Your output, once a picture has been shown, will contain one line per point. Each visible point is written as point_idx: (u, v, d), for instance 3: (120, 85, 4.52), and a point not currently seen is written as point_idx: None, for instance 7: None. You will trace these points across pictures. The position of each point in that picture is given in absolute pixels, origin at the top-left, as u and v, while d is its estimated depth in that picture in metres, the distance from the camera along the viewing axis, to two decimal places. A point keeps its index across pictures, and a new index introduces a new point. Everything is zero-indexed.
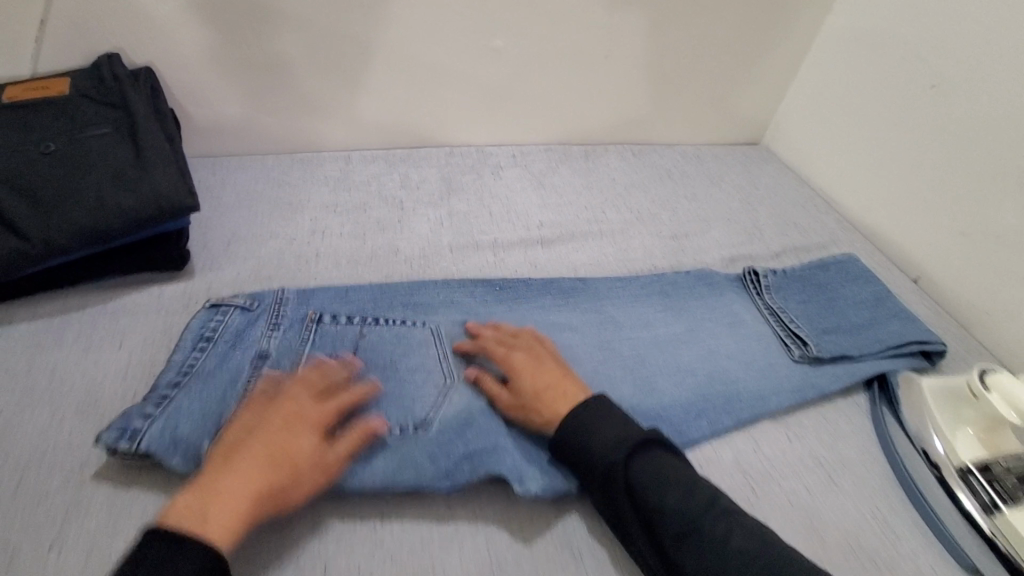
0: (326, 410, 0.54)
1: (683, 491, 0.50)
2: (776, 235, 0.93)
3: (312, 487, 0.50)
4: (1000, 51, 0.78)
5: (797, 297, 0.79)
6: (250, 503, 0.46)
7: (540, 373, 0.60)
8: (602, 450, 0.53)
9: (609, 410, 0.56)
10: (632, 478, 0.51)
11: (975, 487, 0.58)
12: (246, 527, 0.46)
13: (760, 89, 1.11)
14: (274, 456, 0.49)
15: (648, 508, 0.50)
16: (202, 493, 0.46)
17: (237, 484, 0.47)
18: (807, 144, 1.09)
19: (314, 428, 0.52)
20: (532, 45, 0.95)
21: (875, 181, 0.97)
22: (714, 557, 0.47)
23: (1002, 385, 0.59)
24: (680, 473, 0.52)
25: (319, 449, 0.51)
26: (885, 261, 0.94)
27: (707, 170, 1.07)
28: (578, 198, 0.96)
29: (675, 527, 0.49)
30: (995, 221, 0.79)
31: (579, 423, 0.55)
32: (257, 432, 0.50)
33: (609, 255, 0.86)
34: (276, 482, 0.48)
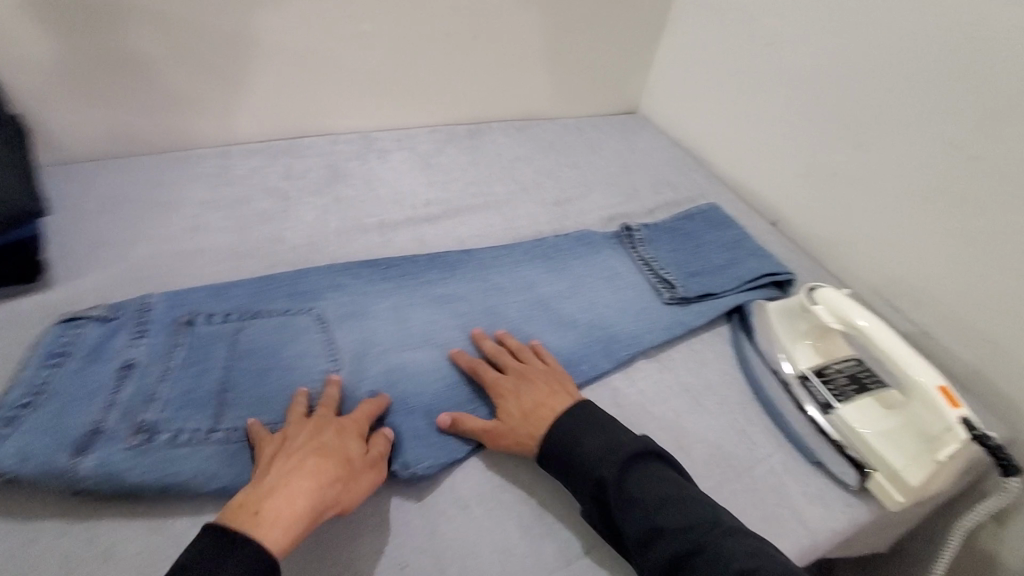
0: (353, 419, 0.55)
1: (681, 510, 0.52)
2: (651, 195, 1.01)
3: (367, 486, 0.52)
4: (818, 9, 0.86)
5: (667, 247, 0.88)
6: (311, 497, 0.47)
7: (528, 394, 0.61)
8: (592, 462, 0.55)
9: (598, 424, 0.58)
10: (625, 495, 0.53)
11: (813, 391, 0.64)
12: (306, 527, 0.46)
13: (630, 60, 1.18)
14: (324, 452, 0.51)
15: (645, 523, 0.51)
16: (255, 496, 0.47)
17: (288, 481, 0.48)
18: (676, 108, 1.18)
19: (354, 433, 0.54)
20: (403, 27, 0.95)
21: (734, 136, 1.06)
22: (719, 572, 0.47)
23: (825, 299, 0.65)
24: (676, 491, 0.53)
25: (364, 452, 0.53)
26: (748, 208, 1.04)
27: (589, 141, 1.14)
28: (465, 175, 0.99)
29: (677, 546, 0.50)
30: (828, 160, 0.89)
31: (568, 437, 0.57)
32: (297, 440, 0.52)
33: (496, 225, 0.89)
34: (334, 480, 0.50)
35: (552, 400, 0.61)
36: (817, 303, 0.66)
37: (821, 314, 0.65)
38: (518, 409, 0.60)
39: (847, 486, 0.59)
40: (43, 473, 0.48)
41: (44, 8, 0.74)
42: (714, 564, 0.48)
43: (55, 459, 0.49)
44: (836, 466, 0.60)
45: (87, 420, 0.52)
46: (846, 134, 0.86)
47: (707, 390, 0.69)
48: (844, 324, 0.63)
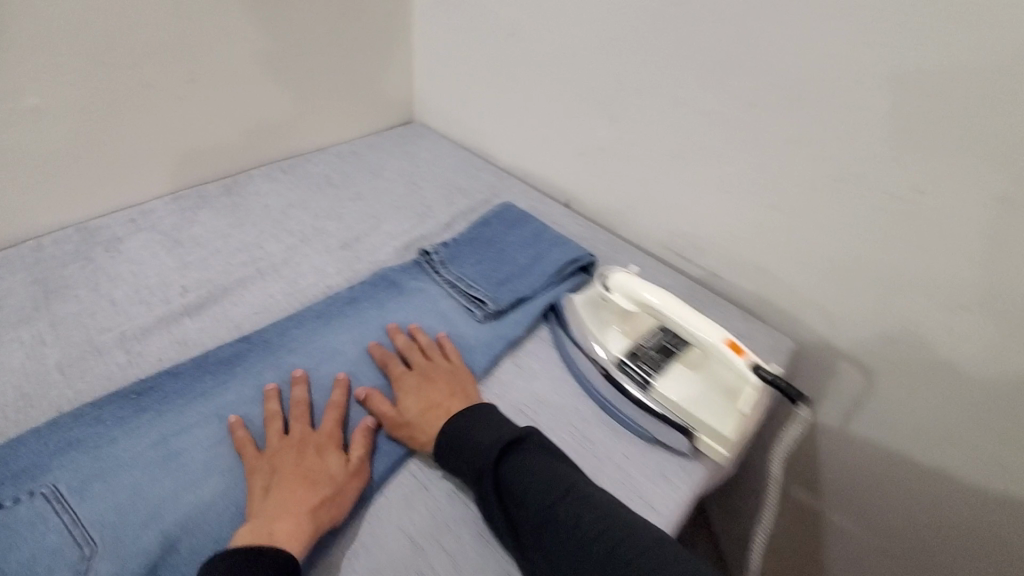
0: (331, 430, 0.59)
1: (547, 477, 0.55)
2: (443, 208, 0.96)
3: (353, 496, 0.55)
4: None
5: (471, 259, 0.83)
6: (309, 515, 0.51)
7: (427, 393, 0.63)
8: (470, 451, 0.57)
9: (487, 413, 0.60)
10: (506, 476, 0.55)
11: (631, 373, 0.65)
12: (309, 539, 0.50)
13: (386, 71, 1.11)
14: (309, 477, 0.54)
15: (514, 503, 0.54)
16: (258, 520, 0.51)
17: (284, 506, 0.51)
18: (448, 110, 1.14)
19: (333, 447, 0.58)
20: (93, 94, 0.76)
21: (508, 129, 1.05)
22: (570, 534, 0.50)
23: (620, 284, 0.66)
24: (541, 467, 0.56)
25: (345, 461, 0.57)
26: (540, 195, 1.04)
27: (367, 165, 1.05)
28: (227, 242, 0.84)
29: (540, 515, 0.52)
30: (594, 136, 0.92)
31: (459, 430, 0.58)
32: (285, 466, 0.55)
33: (278, 292, 0.77)
34: (322, 496, 0.53)
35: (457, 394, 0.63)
36: (613, 289, 0.67)
37: (618, 299, 0.67)
38: (419, 396, 0.63)
39: (681, 452, 0.62)
40: None
41: None
42: (568, 527, 0.51)
43: None
44: (668, 437, 0.62)
45: None
46: (602, 108, 0.88)
47: (538, 405, 0.66)
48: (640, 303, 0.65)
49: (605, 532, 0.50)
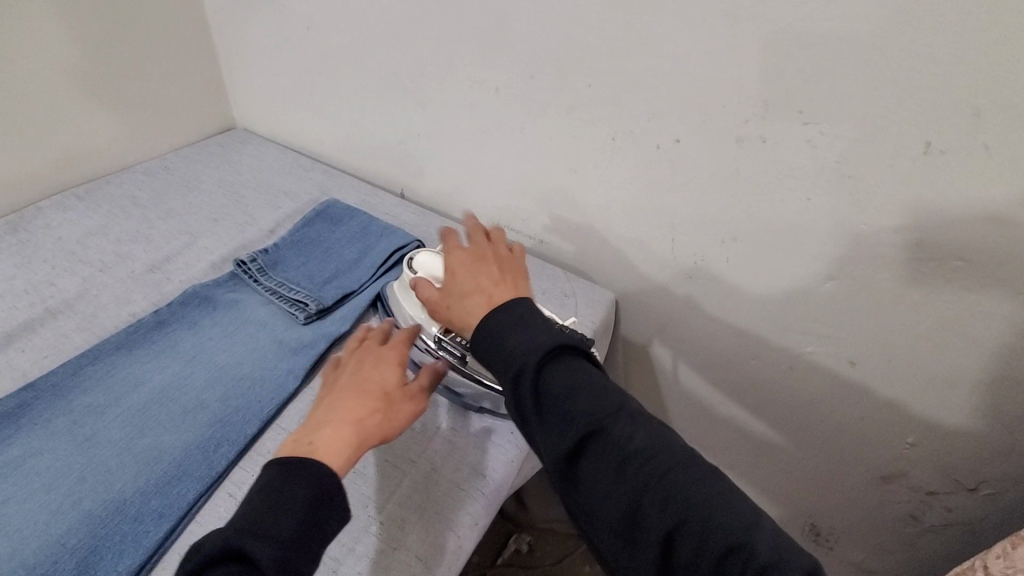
0: (398, 348, 0.59)
1: (601, 395, 0.48)
2: (267, 214, 0.93)
3: (402, 419, 0.55)
4: None
5: (294, 263, 0.82)
6: (353, 430, 0.51)
7: (473, 274, 0.59)
8: (514, 355, 0.49)
9: (531, 319, 0.52)
10: (551, 385, 0.48)
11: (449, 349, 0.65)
12: (350, 458, 0.51)
13: (188, 78, 1.05)
14: (364, 390, 0.55)
15: (558, 411, 0.47)
16: (304, 435, 0.52)
17: (332, 419, 0.52)
18: (267, 112, 1.09)
19: (395, 363, 0.58)
20: None
21: (329, 125, 1.03)
22: (617, 458, 0.46)
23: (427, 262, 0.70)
24: (595, 381, 0.49)
25: (401, 380, 0.57)
26: (373, 187, 1.03)
27: (181, 179, 0.99)
28: (10, 284, 0.76)
29: (587, 431, 0.46)
30: (408, 123, 0.92)
31: (495, 334, 0.51)
32: (345, 378, 0.56)
33: (74, 329, 0.71)
34: (368, 417, 0.53)
35: (492, 297, 0.56)
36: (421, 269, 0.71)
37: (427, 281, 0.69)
38: (459, 298, 0.57)
39: None
40: None
41: None
42: (617, 449, 0.46)
43: None
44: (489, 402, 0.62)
45: None
46: (405, 93, 0.89)
47: None
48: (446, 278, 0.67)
49: (652, 462, 0.45)
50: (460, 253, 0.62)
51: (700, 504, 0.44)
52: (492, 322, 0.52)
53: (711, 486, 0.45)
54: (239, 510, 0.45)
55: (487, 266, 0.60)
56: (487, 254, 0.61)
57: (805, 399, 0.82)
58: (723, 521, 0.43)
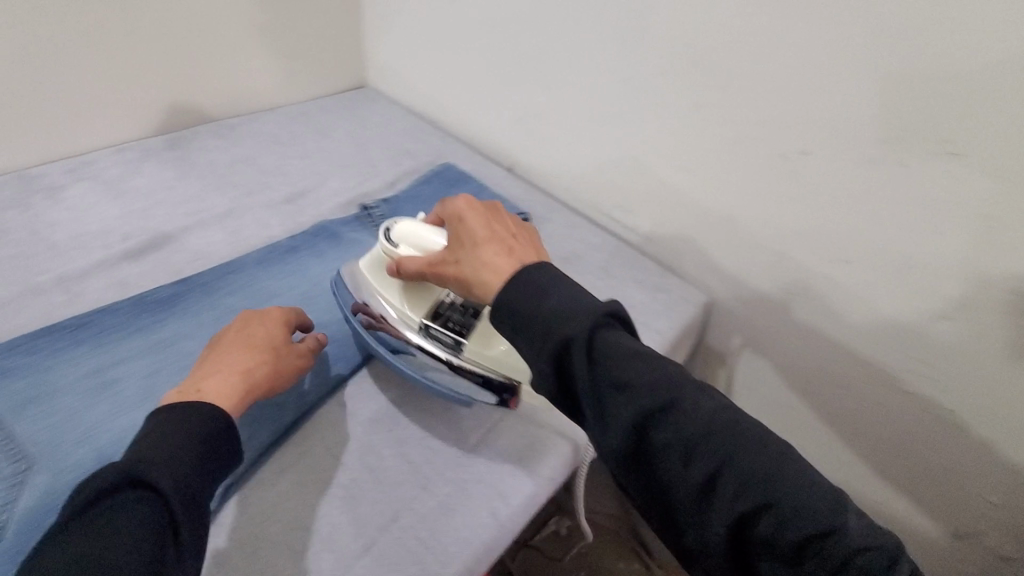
0: (280, 314, 0.62)
1: (657, 367, 0.44)
2: (388, 168, 1.00)
3: (288, 373, 0.58)
4: None
5: (409, 215, 0.89)
6: (239, 378, 0.54)
7: (491, 228, 0.56)
8: (556, 319, 0.46)
9: (554, 278, 0.49)
10: (604, 354, 0.44)
11: (438, 337, 0.64)
12: (240, 402, 0.53)
13: (335, 36, 1.13)
14: (251, 345, 0.57)
15: (613, 384, 0.44)
16: (191, 384, 0.53)
17: (219, 371, 0.54)
18: (397, 75, 1.16)
19: (279, 326, 0.61)
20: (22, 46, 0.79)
21: (454, 94, 1.08)
22: (685, 437, 0.42)
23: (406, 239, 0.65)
24: (647, 352, 0.45)
25: (285, 341, 0.60)
26: (483, 159, 1.08)
27: (314, 125, 1.07)
28: (170, 193, 0.86)
29: (652, 407, 0.43)
30: (532, 102, 0.96)
31: (528, 296, 0.48)
32: (229, 339, 0.58)
33: (220, 241, 0.80)
34: (258, 367, 0.56)
35: (507, 250, 0.54)
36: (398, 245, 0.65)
37: (406, 250, 0.64)
38: (471, 250, 0.55)
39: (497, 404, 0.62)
40: None
41: None
42: (686, 429, 0.42)
43: None
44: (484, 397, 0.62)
45: None
46: (533, 73, 0.93)
47: None
48: (432, 251, 0.62)
49: (721, 439, 0.42)
50: (464, 202, 0.59)
51: (779, 482, 0.41)
52: (520, 278, 0.49)
53: (786, 461, 0.42)
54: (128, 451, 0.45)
55: (496, 219, 0.58)
56: (493, 209, 0.59)
57: (882, 435, 0.81)
58: (810, 503, 0.40)
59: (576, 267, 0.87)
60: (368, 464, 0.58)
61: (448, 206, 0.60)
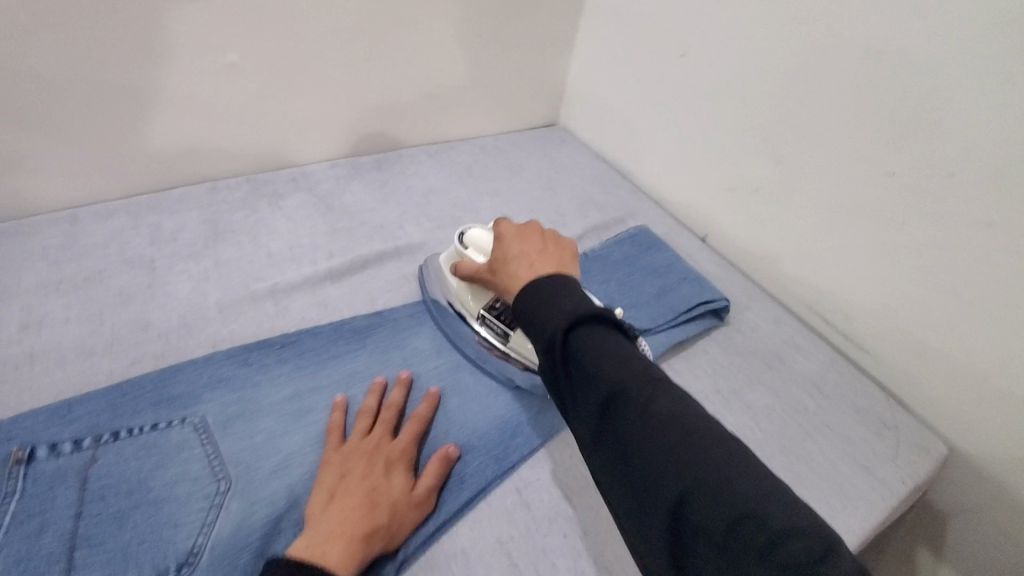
0: (405, 446, 0.57)
1: (629, 362, 0.46)
2: (577, 219, 0.95)
3: (411, 523, 0.52)
4: (733, 15, 0.80)
5: (599, 278, 0.83)
6: (364, 538, 0.48)
7: (524, 246, 0.61)
8: (551, 317, 0.49)
9: (565, 287, 0.52)
10: (579, 349, 0.47)
11: (492, 327, 0.68)
12: (362, 561, 0.48)
13: (545, 73, 1.10)
14: (375, 491, 0.52)
15: (583, 375, 0.46)
16: (316, 532, 0.48)
17: (342, 523, 0.49)
18: (596, 119, 1.11)
19: (402, 466, 0.55)
20: (279, 62, 0.82)
21: (657, 149, 1.00)
22: (640, 420, 0.44)
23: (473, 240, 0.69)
24: (621, 348, 0.48)
25: (409, 487, 0.54)
26: (675, 223, 1.00)
27: (507, 161, 1.05)
28: (372, 216, 0.88)
29: (610, 395, 0.45)
30: (754, 176, 0.85)
31: (534, 297, 0.51)
32: (354, 471, 0.53)
33: (412, 275, 0.80)
34: (381, 522, 0.50)
35: (531, 264, 0.58)
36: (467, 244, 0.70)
37: (472, 254, 0.69)
38: (505, 267, 0.60)
39: None
40: None
41: None
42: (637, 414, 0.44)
43: None
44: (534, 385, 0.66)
45: None
46: (765, 147, 0.82)
47: None
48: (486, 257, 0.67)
49: (674, 430, 0.43)
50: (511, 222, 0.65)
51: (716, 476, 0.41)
52: (527, 289, 0.53)
53: (733, 457, 0.42)
54: None
55: (534, 236, 0.62)
56: (536, 226, 0.64)
57: None
58: (741, 490, 0.40)
59: (778, 375, 0.75)
60: None
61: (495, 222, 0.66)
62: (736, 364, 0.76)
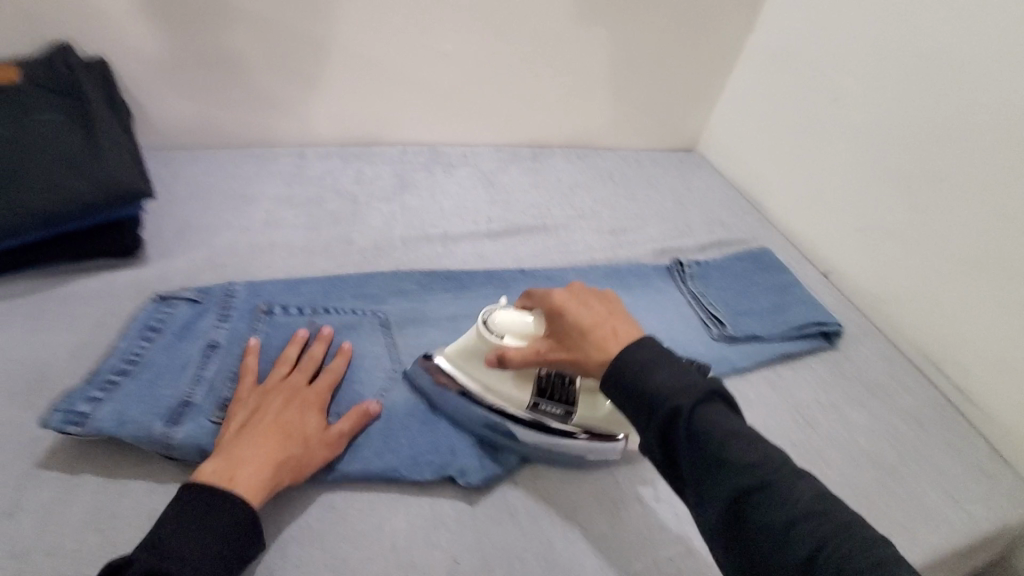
0: (320, 390, 0.58)
1: (756, 448, 0.45)
2: (705, 232, 1.02)
3: (321, 459, 0.54)
4: (898, 66, 0.86)
5: (717, 285, 0.88)
6: (274, 468, 0.50)
7: (590, 311, 0.57)
8: (668, 394, 0.47)
9: (674, 360, 0.50)
10: (698, 428, 0.46)
11: (548, 411, 0.62)
12: (272, 488, 0.50)
13: (696, 99, 1.19)
14: (287, 427, 0.53)
15: (715, 460, 0.45)
16: (225, 458, 0.50)
17: (251, 452, 0.50)
18: (736, 148, 1.18)
19: (316, 407, 0.56)
20: (480, 53, 0.98)
21: (792, 184, 1.06)
22: (778, 516, 0.43)
23: (505, 325, 0.62)
24: (749, 436, 0.46)
25: (324, 426, 0.55)
26: (799, 256, 1.04)
27: (646, 173, 1.15)
28: (525, 196, 1.01)
29: (745, 485, 0.44)
30: (888, 220, 0.89)
31: (645, 371, 0.49)
32: (268, 408, 0.54)
33: (553, 248, 0.92)
34: (291, 453, 0.52)
35: (615, 333, 0.55)
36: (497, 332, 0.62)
37: (512, 343, 0.61)
38: (581, 336, 0.56)
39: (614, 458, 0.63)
40: (137, 434, 0.52)
41: (169, 11, 0.80)
42: (779, 506, 0.43)
43: (148, 424, 0.53)
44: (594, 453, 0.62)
45: (175, 389, 0.56)
46: (909, 194, 0.86)
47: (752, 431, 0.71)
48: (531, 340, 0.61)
49: (818, 526, 0.42)
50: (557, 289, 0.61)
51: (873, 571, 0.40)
52: (629, 356, 0.51)
53: (874, 541, 0.42)
54: (160, 522, 0.46)
55: (591, 299, 0.59)
56: (581, 287, 0.61)
57: None
58: None
59: (881, 404, 0.79)
60: (638, 501, 0.61)
61: (537, 293, 0.62)
62: (840, 385, 0.80)
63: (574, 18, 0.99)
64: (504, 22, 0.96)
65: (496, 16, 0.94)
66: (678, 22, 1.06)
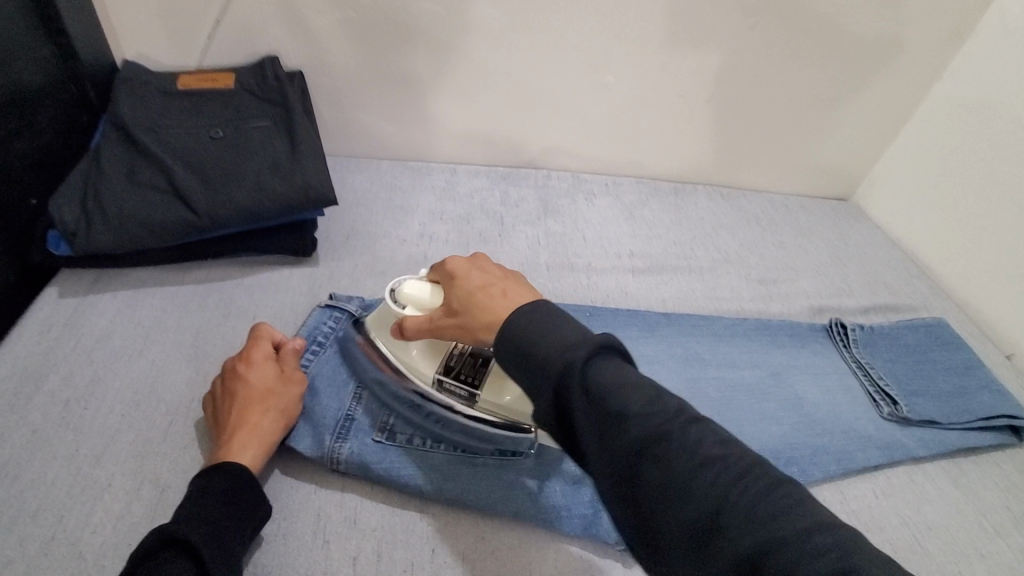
0: (260, 346, 0.59)
1: (652, 401, 0.39)
2: (865, 293, 0.93)
3: (298, 399, 0.56)
4: None
5: (882, 355, 0.81)
6: (258, 433, 0.52)
7: (478, 275, 0.51)
8: (554, 353, 0.41)
9: (550, 316, 0.44)
10: (589, 381, 0.40)
11: (451, 391, 0.57)
12: (268, 446, 0.52)
13: (860, 147, 1.10)
14: (248, 393, 0.54)
15: (610, 415, 0.39)
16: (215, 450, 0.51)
17: (232, 429, 0.52)
18: (903, 204, 1.08)
19: (264, 358, 0.58)
20: (640, 83, 0.96)
21: (972, 253, 0.95)
22: (678, 473, 0.37)
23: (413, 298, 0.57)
24: (651, 388, 0.40)
25: (279, 374, 0.57)
26: (978, 333, 0.93)
27: (796, 221, 1.08)
28: (668, 233, 0.98)
29: (639, 440, 0.38)
30: None
31: (523, 333, 0.43)
32: (222, 389, 0.55)
33: (697, 291, 0.88)
34: (269, 411, 0.54)
35: (503, 293, 0.48)
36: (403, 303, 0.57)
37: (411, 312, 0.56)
38: (470, 300, 0.49)
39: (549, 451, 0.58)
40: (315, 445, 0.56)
41: (359, 30, 0.85)
42: (685, 461, 0.37)
43: (323, 438, 0.56)
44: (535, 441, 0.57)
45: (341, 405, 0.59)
46: None
47: (928, 529, 0.63)
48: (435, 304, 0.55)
49: (709, 479, 0.36)
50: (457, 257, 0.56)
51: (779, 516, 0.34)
52: (516, 316, 0.44)
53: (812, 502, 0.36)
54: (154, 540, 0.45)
55: (489, 264, 0.53)
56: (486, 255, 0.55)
57: None
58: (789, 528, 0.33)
59: None
60: None
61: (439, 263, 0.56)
62: None
63: (743, 55, 0.95)
64: (668, 54, 0.93)
65: (662, 47, 0.92)
66: (853, 65, 0.99)
